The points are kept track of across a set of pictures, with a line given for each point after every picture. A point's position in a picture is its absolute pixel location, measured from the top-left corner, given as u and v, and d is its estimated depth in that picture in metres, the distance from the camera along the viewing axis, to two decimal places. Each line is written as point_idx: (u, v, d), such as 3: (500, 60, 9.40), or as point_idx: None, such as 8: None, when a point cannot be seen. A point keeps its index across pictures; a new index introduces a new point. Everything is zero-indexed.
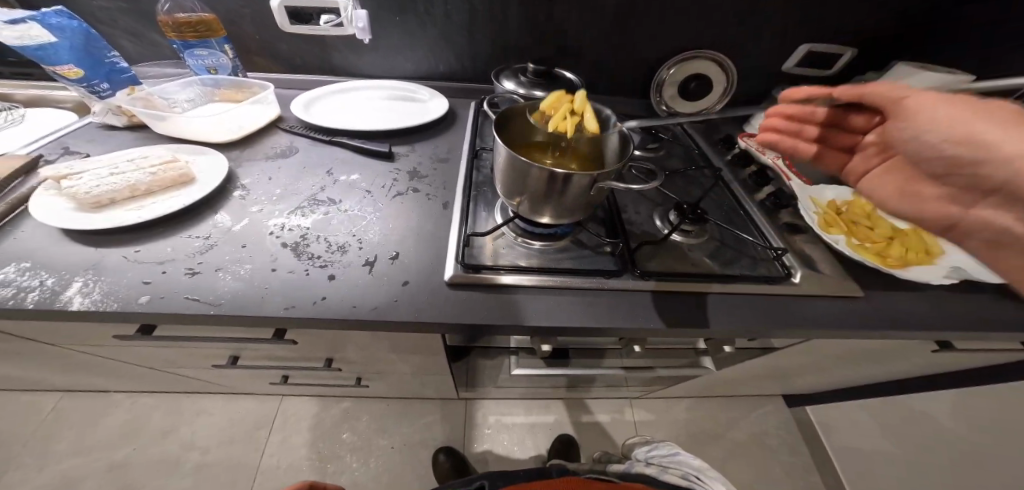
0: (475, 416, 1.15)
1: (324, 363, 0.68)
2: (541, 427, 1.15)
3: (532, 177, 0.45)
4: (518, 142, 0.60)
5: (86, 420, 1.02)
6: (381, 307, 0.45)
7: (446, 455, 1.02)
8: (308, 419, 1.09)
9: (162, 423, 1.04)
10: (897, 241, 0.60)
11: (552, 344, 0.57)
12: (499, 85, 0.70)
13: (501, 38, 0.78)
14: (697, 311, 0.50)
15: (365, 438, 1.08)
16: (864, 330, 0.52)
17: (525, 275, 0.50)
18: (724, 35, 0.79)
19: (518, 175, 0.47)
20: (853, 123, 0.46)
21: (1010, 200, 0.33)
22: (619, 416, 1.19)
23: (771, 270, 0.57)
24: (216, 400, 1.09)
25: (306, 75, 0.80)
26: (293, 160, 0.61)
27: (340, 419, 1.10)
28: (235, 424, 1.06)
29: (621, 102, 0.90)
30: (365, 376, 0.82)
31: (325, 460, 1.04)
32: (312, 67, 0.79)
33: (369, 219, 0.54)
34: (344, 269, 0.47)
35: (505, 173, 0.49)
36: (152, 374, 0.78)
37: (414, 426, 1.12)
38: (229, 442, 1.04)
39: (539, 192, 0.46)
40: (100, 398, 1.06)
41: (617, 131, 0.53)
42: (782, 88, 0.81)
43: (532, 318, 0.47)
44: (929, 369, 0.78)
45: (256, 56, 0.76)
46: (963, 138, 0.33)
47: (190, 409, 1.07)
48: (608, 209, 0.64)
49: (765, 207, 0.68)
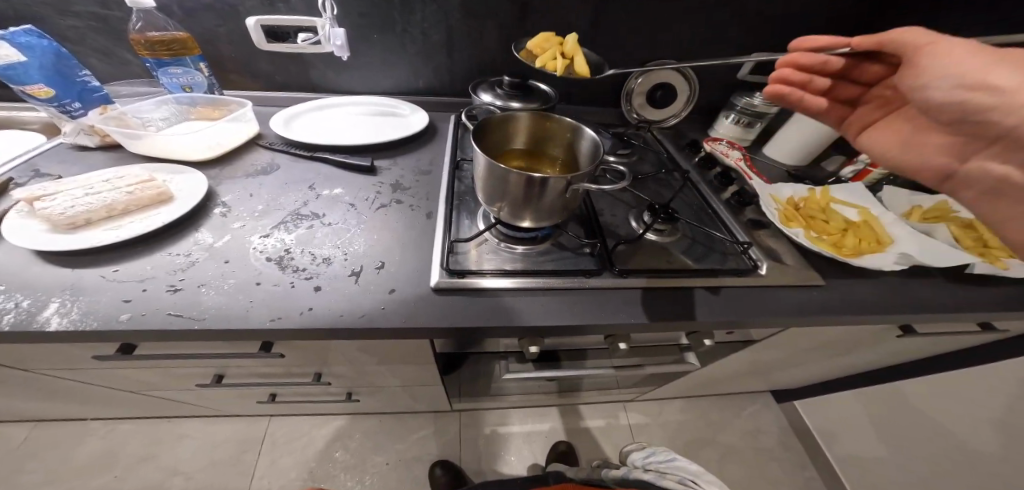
0: (470, 429, 1.23)
1: (313, 377, 0.68)
2: (537, 435, 1.23)
3: (511, 182, 0.48)
4: (496, 152, 0.61)
5: (64, 449, 1.06)
6: (369, 315, 0.46)
7: (443, 470, 1.10)
8: (299, 440, 1.17)
9: (143, 449, 1.09)
10: (850, 232, 0.65)
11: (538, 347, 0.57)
12: (476, 97, 0.72)
13: (479, 54, 0.81)
14: (673, 305, 0.54)
15: (359, 457, 1.15)
16: (825, 317, 0.56)
17: (509, 278, 0.53)
18: (688, 46, 0.85)
19: (498, 181, 0.49)
20: (863, 74, 0.51)
21: (1012, 147, 0.38)
22: (614, 419, 1.28)
23: (739, 263, 0.61)
24: (201, 425, 1.15)
25: (285, 92, 0.80)
26: (275, 177, 0.59)
27: (333, 438, 1.18)
28: (218, 448, 1.12)
29: (595, 112, 0.94)
30: (357, 392, 0.82)
31: (318, 479, 1.11)
32: (291, 84, 0.79)
33: (353, 231, 0.54)
34: (331, 279, 0.48)
35: (485, 182, 0.51)
36: (141, 400, 0.78)
37: (407, 442, 1.20)
38: (215, 466, 1.10)
39: (519, 197, 0.49)
40: (77, 426, 1.10)
41: (587, 138, 0.55)
42: (738, 95, 0.88)
43: (518, 318, 0.49)
44: (893, 354, 0.83)
45: (233, 74, 0.76)
46: (978, 84, 0.37)
47: (171, 435, 1.12)
48: (586, 212, 0.67)
49: (731, 206, 0.72)
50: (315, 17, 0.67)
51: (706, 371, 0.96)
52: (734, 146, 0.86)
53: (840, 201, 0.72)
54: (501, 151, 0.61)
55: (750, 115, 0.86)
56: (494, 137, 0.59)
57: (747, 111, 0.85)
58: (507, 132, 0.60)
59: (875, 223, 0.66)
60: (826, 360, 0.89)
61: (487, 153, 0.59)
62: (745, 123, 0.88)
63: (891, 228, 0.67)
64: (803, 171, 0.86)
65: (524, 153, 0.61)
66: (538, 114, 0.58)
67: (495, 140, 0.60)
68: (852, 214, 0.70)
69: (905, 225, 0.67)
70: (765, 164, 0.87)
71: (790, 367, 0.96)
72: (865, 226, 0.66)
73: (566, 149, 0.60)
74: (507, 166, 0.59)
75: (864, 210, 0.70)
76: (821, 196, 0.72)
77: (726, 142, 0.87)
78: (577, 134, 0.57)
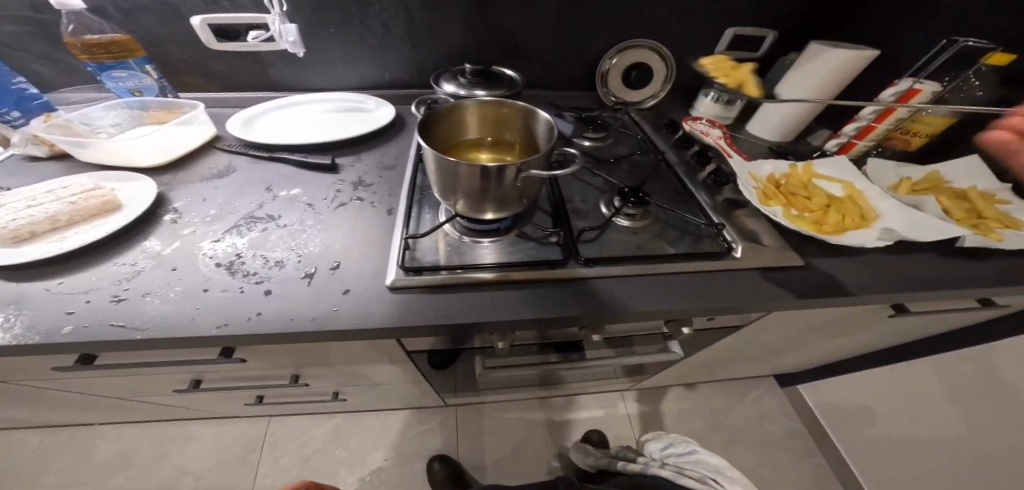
0: (467, 424, 1.24)
1: (291, 380, 0.71)
2: (535, 427, 1.23)
3: (462, 174, 0.46)
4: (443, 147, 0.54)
5: (73, 455, 1.09)
6: (322, 317, 0.45)
7: (441, 464, 1.11)
8: (299, 439, 1.19)
9: (149, 453, 1.11)
10: (833, 209, 0.62)
11: (506, 340, 0.55)
12: (438, 88, 0.69)
13: (443, 44, 0.78)
14: (641, 293, 0.52)
15: (360, 453, 1.17)
16: (806, 299, 0.53)
17: (468, 272, 0.51)
18: (661, 22, 0.81)
19: (449, 175, 0.47)
20: None
21: None
22: (612, 409, 1.28)
23: (713, 246, 0.59)
24: (205, 427, 1.17)
25: (242, 92, 0.77)
26: (231, 179, 0.58)
27: (333, 436, 1.20)
28: (222, 449, 1.14)
29: (570, 96, 0.91)
30: (343, 390, 0.83)
31: (320, 475, 1.13)
32: (249, 84, 0.77)
33: (309, 232, 0.53)
34: (282, 283, 0.47)
35: (438, 176, 0.48)
36: (131, 406, 0.79)
37: (406, 437, 1.21)
38: (221, 466, 1.12)
39: (474, 190, 0.47)
40: (84, 430, 1.13)
41: (542, 121, 0.52)
42: (717, 71, 0.85)
43: (476, 314, 0.48)
44: (887, 334, 0.80)
45: (186, 76, 0.74)
46: None
47: (175, 437, 1.14)
48: (554, 200, 0.65)
49: (707, 186, 0.69)
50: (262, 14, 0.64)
51: (696, 359, 0.95)
52: (714, 125, 0.83)
53: (823, 177, 0.68)
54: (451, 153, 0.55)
55: (731, 93, 0.83)
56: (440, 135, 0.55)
57: (727, 89, 0.82)
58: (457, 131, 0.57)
59: (860, 198, 0.63)
60: (817, 343, 0.87)
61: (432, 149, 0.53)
62: (725, 100, 0.84)
63: (878, 202, 0.63)
64: (788, 147, 0.81)
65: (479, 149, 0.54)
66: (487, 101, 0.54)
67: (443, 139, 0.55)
68: (836, 191, 0.66)
69: (893, 199, 0.63)
70: (748, 142, 0.83)
71: (784, 351, 0.93)
72: (850, 201, 0.63)
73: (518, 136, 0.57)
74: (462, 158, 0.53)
75: (849, 185, 0.66)
76: (802, 172, 0.69)
77: (707, 121, 0.85)
78: (530, 119, 0.53)
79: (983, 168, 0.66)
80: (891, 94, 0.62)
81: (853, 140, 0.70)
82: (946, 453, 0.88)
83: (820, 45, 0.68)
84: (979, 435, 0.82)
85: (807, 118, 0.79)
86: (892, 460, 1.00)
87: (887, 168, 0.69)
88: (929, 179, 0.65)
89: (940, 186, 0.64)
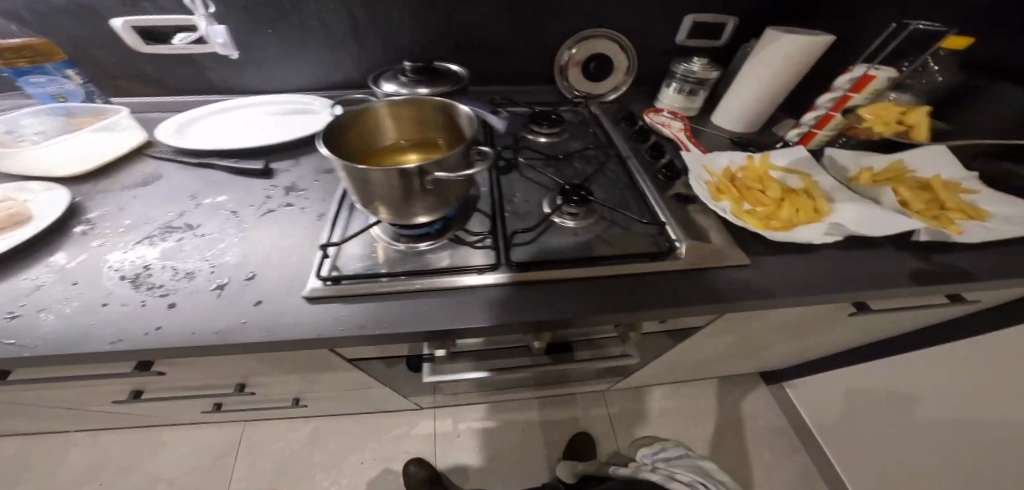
0: (444, 426, 1.23)
1: (237, 388, 0.70)
2: (512, 429, 1.22)
3: (374, 180, 0.43)
4: (355, 158, 0.49)
5: (50, 462, 1.10)
6: (225, 330, 0.43)
7: (418, 466, 1.08)
8: (275, 443, 1.18)
9: (125, 459, 1.12)
10: (786, 203, 0.59)
11: (449, 347, 0.58)
12: (377, 88, 0.64)
13: (386, 41, 0.75)
14: (574, 298, 0.49)
15: (335, 457, 1.16)
16: (748, 301, 0.50)
17: (398, 281, 0.49)
18: (613, 12, 0.78)
19: (362, 184, 0.44)
20: None
21: None
22: (591, 410, 1.25)
23: (656, 247, 0.55)
24: (180, 433, 1.18)
25: (183, 96, 0.76)
26: (154, 187, 0.56)
27: (309, 440, 1.19)
28: (198, 454, 1.15)
29: (526, 92, 0.88)
30: (302, 395, 0.82)
31: (295, 479, 1.13)
32: (187, 87, 0.75)
33: (228, 241, 0.51)
34: (188, 295, 0.45)
35: (355, 185, 0.44)
36: (89, 415, 0.79)
37: (383, 441, 1.20)
38: (195, 471, 1.12)
39: (393, 197, 0.45)
40: (61, 437, 1.14)
41: (457, 113, 0.48)
42: (677, 61, 0.81)
43: (394, 322, 0.46)
44: (859, 333, 0.77)
45: (121, 81, 0.72)
46: None
47: (152, 443, 1.15)
48: (495, 202, 0.62)
49: (659, 181, 0.66)
50: (186, 16, 0.63)
51: (665, 360, 0.92)
52: (676, 117, 0.81)
53: (779, 169, 0.65)
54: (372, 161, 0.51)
55: (693, 83, 0.80)
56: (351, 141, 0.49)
57: (688, 78, 0.79)
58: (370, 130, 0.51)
59: (816, 190, 0.60)
60: (789, 343, 0.83)
61: (348, 163, 0.48)
62: (687, 91, 0.81)
63: (833, 194, 0.60)
64: (751, 138, 0.78)
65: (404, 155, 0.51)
66: (393, 102, 0.49)
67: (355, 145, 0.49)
68: (793, 183, 0.63)
69: (848, 191, 0.60)
70: (709, 135, 0.79)
71: (756, 350, 0.90)
72: (804, 195, 0.59)
73: (440, 132, 0.53)
74: (378, 165, 0.49)
75: (805, 177, 0.62)
76: (759, 164, 0.65)
77: (669, 113, 0.82)
78: (446, 112, 0.50)
79: (946, 157, 0.63)
80: (847, 80, 0.61)
81: (813, 129, 0.66)
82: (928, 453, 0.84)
83: (774, 31, 0.66)
84: (959, 435, 0.79)
85: (768, 109, 0.76)
86: (876, 459, 0.97)
87: (846, 157, 0.65)
88: (891, 168, 0.62)
89: (902, 175, 0.60)
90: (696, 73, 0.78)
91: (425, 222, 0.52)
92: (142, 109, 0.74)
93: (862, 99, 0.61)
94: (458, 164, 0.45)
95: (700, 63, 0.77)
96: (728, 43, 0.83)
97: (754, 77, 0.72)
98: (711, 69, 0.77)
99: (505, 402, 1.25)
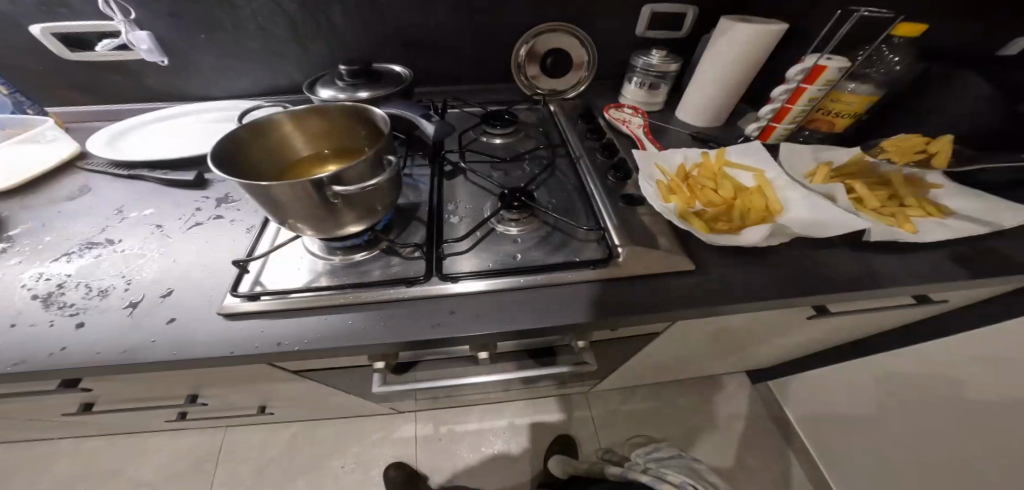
0: (423, 429, 1.22)
1: (188, 399, 0.69)
2: (491, 432, 1.21)
3: (281, 198, 0.40)
4: (265, 176, 0.47)
5: (33, 468, 1.12)
6: (132, 349, 0.42)
7: (396, 470, 1.08)
8: (254, 448, 1.19)
9: (107, 465, 1.13)
10: (738, 202, 0.56)
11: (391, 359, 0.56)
12: (314, 95, 0.61)
13: (330, 44, 0.74)
14: (510, 310, 0.47)
15: (314, 461, 1.17)
16: (686, 310, 0.47)
17: (320, 295, 0.47)
18: (565, 5, 0.74)
19: (275, 205, 0.41)
20: None
21: None
22: (572, 411, 1.24)
23: (595, 252, 0.53)
24: (161, 439, 1.19)
25: (127, 104, 0.75)
26: (82, 202, 0.56)
27: (288, 445, 1.19)
28: (178, 460, 1.16)
29: (482, 90, 0.85)
30: (264, 403, 0.81)
31: (273, 484, 1.13)
32: (131, 95, 0.74)
33: (149, 255, 0.50)
34: (99, 313, 0.44)
35: (266, 205, 0.41)
36: (54, 426, 0.79)
37: (362, 445, 1.20)
38: (174, 477, 1.13)
39: (309, 214, 0.43)
40: (45, 444, 1.15)
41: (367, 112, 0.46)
42: (638, 53, 0.77)
43: (311, 338, 0.44)
44: (828, 334, 0.74)
45: (62, 90, 0.72)
46: None
47: (134, 449, 1.16)
48: (433, 209, 0.59)
49: (608, 184, 0.62)
50: (106, 22, 0.64)
51: (635, 364, 0.90)
52: (637, 113, 0.77)
53: (734, 165, 0.62)
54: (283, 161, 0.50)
55: (654, 77, 0.76)
56: (257, 154, 0.46)
57: (649, 72, 0.75)
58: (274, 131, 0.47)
59: (768, 188, 0.57)
60: (759, 344, 0.81)
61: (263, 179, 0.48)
62: (648, 86, 0.78)
63: (785, 193, 0.58)
64: (712, 133, 0.74)
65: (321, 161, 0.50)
66: (295, 113, 0.47)
67: (262, 157, 0.47)
68: (746, 179, 0.60)
69: (800, 188, 0.57)
70: (670, 130, 0.76)
71: (728, 352, 0.87)
72: (757, 193, 0.56)
73: (354, 135, 0.51)
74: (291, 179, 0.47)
75: (759, 173, 0.60)
76: (713, 160, 0.62)
77: (630, 108, 0.78)
78: (354, 115, 0.48)
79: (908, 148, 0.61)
80: (799, 72, 0.59)
81: (772, 123, 0.65)
82: (908, 459, 0.81)
83: (728, 21, 0.63)
84: None
85: (729, 102, 0.73)
86: (859, 461, 0.94)
87: (803, 151, 0.63)
88: (848, 164, 0.60)
89: (859, 171, 0.59)
90: (655, 66, 0.74)
91: (357, 231, 0.50)
92: (86, 119, 0.73)
93: (816, 90, 0.59)
94: (368, 172, 0.43)
95: (660, 55, 0.73)
96: (689, 33, 0.80)
97: (711, 69, 0.69)
98: (671, 61, 0.73)
99: (485, 405, 1.24)
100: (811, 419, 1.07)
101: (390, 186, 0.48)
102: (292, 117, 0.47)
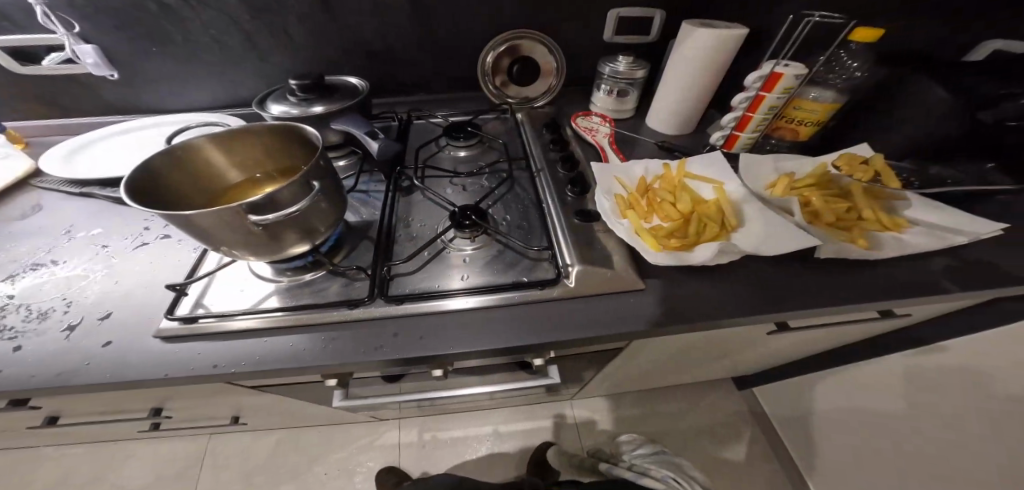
0: (406, 436, 1.22)
1: (152, 413, 0.69)
2: (475, 439, 1.20)
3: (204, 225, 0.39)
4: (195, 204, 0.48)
5: (23, 474, 1.14)
6: (65, 373, 0.41)
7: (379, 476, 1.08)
8: (239, 455, 1.20)
9: (94, 472, 1.15)
10: (694, 216, 0.54)
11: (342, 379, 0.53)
12: (264, 112, 0.60)
13: (288, 55, 0.73)
14: (449, 332, 0.46)
15: (297, 468, 1.17)
16: (631, 330, 0.46)
17: (258, 317, 0.46)
18: (525, 12, 0.73)
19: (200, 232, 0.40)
20: None
21: None
22: (555, 418, 1.23)
23: (544, 271, 0.52)
24: (146, 446, 1.20)
25: (89, 117, 0.75)
26: (32, 222, 0.56)
27: (272, 451, 1.20)
28: (162, 466, 1.17)
29: (447, 99, 0.84)
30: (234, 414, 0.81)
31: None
32: (92, 108, 0.75)
33: (93, 276, 0.50)
34: (36, 337, 0.44)
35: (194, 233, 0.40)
36: (29, 437, 0.80)
37: (346, 451, 1.20)
38: (158, 483, 1.14)
39: (240, 240, 0.41)
40: (34, 451, 1.17)
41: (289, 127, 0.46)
42: (604, 59, 0.75)
43: (245, 362, 0.43)
44: (800, 346, 0.72)
45: (24, 105, 0.72)
46: None
47: (119, 456, 1.18)
48: (385, 226, 0.58)
49: (564, 201, 0.60)
50: (51, 35, 0.64)
51: (611, 374, 0.88)
52: (604, 121, 0.76)
53: (694, 177, 0.60)
54: (211, 187, 0.50)
55: (622, 83, 0.74)
56: (179, 184, 0.46)
57: (616, 79, 0.73)
58: (190, 161, 0.47)
59: (726, 201, 0.55)
60: (732, 355, 0.79)
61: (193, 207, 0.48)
62: (616, 93, 0.76)
63: (744, 206, 0.56)
64: (677, 142, 0.73)
65: (252, 182, 0.52)
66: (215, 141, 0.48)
67: (185, 186, 0.47)
68: (706, 192, 0.59)
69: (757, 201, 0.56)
70: (635, 139, 0.75)
71: (703, 362, 0.85)
72: (714, 206, 0.55)
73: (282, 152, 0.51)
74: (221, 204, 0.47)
75: (719, 185, 0.58)
76: (673, 173, 0.60)
77: (598, 116, 0.76)
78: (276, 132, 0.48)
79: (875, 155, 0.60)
80: (757, 79, 0.57)
81: (734, 132, 0.63)
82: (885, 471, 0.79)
83: (687, 26, 0.62)
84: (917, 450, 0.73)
85: (696, 109, 0.71)
86: (840, 471, 0.93)
87: (766, 162, 0.62)
88: (812, 173, 0.58)
89: (822, 182, 0.57)
90: (621, 73, 0.71)
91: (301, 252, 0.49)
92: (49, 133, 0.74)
93: (775, 98, 0.57)
94: (297, 195, 0.42)
95: (626, 62, 0.71)
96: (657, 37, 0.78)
97: (675, 77, 0.67)
98: (637, 67, 0.71)
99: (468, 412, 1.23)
100: (795, 427, 1.06)
101: (331, 207, 0.47)
102: (212, 145, 0.48)
